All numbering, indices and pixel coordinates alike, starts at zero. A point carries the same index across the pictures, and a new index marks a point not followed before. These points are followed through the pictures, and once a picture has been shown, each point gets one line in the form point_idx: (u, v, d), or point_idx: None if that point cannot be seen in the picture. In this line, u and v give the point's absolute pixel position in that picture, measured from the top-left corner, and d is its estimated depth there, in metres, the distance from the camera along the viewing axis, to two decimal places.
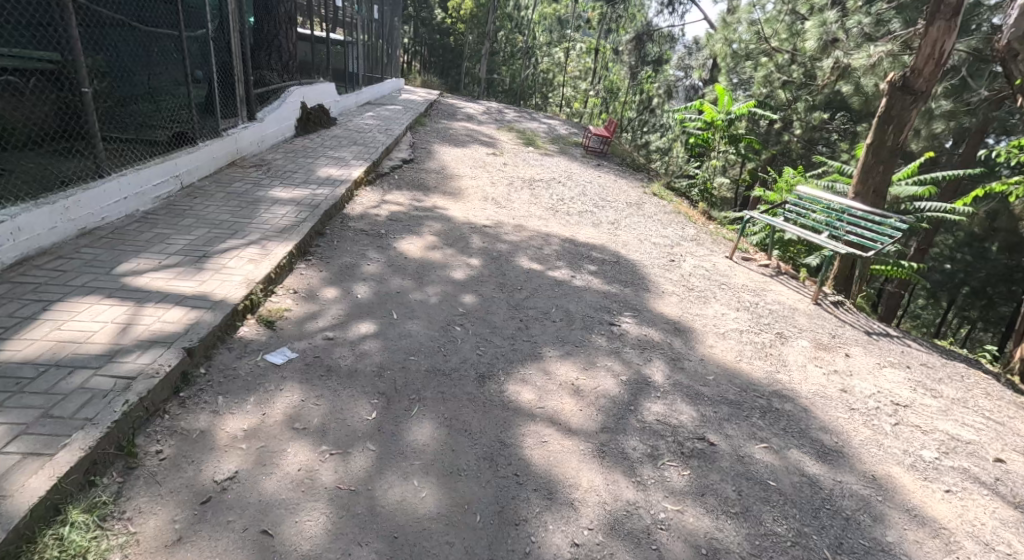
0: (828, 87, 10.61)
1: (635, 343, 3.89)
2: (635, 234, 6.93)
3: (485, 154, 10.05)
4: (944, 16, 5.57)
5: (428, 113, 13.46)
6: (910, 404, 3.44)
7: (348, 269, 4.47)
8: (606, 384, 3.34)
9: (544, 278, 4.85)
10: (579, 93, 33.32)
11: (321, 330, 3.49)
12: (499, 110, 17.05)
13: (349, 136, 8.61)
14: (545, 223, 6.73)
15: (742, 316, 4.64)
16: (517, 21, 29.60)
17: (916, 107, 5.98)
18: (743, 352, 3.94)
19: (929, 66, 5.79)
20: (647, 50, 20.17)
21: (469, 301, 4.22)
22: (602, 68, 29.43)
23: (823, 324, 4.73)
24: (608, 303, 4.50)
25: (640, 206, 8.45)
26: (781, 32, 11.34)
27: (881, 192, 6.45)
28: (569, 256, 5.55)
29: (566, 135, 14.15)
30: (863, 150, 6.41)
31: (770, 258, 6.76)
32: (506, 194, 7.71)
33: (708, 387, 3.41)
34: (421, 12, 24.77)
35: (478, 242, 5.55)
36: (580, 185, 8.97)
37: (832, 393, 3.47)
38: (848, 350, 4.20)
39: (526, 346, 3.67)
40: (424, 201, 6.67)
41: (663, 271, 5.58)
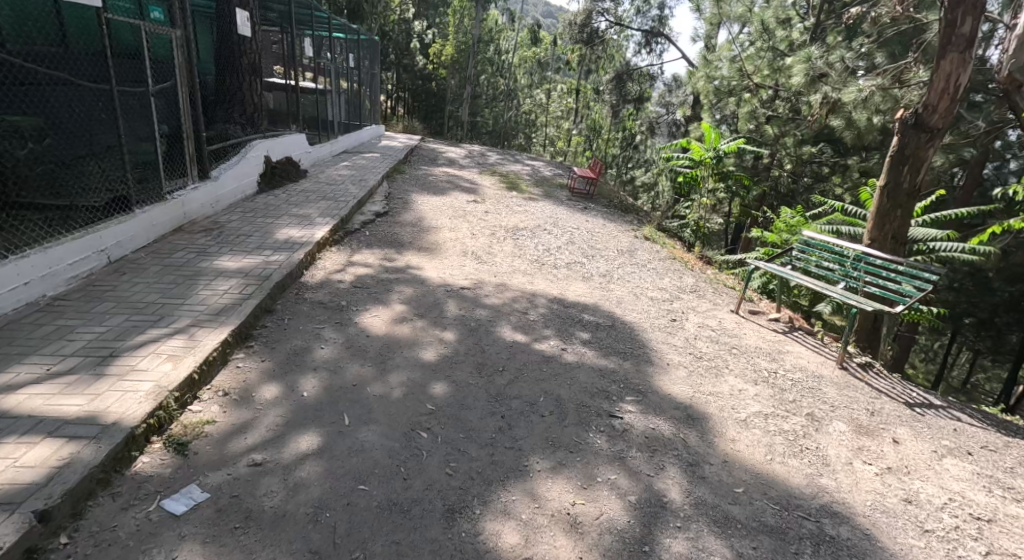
0: (817, 121, 10.29)
1: (642, 443, 3.20)
2: (630, 287, 6.33)
3: (467, 201, 9.50)
4: (958, 49, 5.25)
5: (408, 159, 13.04)
6: (993, 518, 2.99)
7: (297, 354, 3.72)
8: (612, 511, 2.63)
9: (531, 353, 4.15)
10: (562, 132, 33.53)
11: (250, 449, 2.75)
12: (481, 153, 16.72)
13: (319, 190, 8.00)
14: (532, 279, 6.08)
15: (762, 392, 4.07)
16: (497, 66, 30.00)
17: (933, 146, 5.60)
18: (773, 449, 3.34)
19: (945, 101, 5.42)
20: (628, 89, 20.09)
21: (441, 393, 3.45)
22: (584, 107, 29.67)
23: (856, 397, 4.26)
24: (606, 383, 3.83)
25: (633, 253, 7.90)
26: (762, 69, 11.14)
27: (900, 238, 5.97)
28: (558, 322, 4.88)
29: (550, 176, 13.77)
30: (877, 195, 5.99)
31: (780, 310, 6.17)
32: (488, 246, 7.11)
33: (739, 507, 2.76)
34: (402, 60, 24.74)
35: (454, 308, 4.83)
36: (567, 232, 8.43)
37: (894, 505, 2.98)
38: (894, 434, 3.76)
39: (512, 456, 2.94)
40: (397, 260, 6.02)
41: (666, 335, 4.97)
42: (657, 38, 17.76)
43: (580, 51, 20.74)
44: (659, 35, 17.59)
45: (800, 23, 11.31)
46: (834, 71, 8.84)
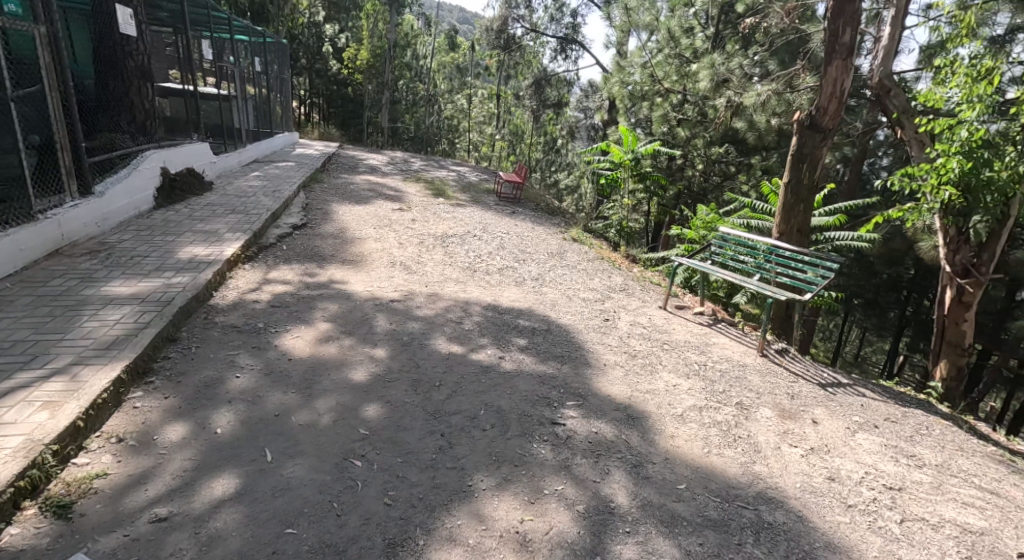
0: (723, 124, 10.91)
1: (586, 448, 3.17)
2: (562, 290, 6.37)
3: (391, 209, 9.19)
4: (841, 56, 5.73)
5: (326, 167, 12.48)
6: (903, 487, 3.22)
7: (209, 386, 3.37)
8: (561, 524, 2.56)
9: (467, 364, 4.02)
10: (485, 136, 33.59)
11: (151, 503, 2.43)
12: (404, 159, 16.35)
13: (227, 203, 7.43)
14: (464, 287, 5.94)
15: (695, 385, 4.20)
16: (415, 70, 29.61)
17: (826, 144, 6.06)
18: (709, 441, 3.43)
19: (833, 104, 5.88)
20: (547, 94, 20.40)
21: (374, 416, 3.24)
22: (505, 112, 29.92)
23: (777, 382, 4.50)
24: (546, 390, 3.77)
25: (563, 255, 7.97)
26: (671, 74, 11.71)
27: (804, 230, 6.42)
28: (493, 329, 4.78)
29: (475, 181, 13.69)
30: (782, 191, 6.40)
31: (703, 304, 6.43)
32: (416, 255, 6.90)
33: (683, 504, 2.79)
34: (315, 64, 23.88)
35: (384, 322, 4.59)
36: (497, 237, 8.36)
37: (820, 484, 3.14)
38: (813, 415, 3.99)
39: (455, 476, 2.80)
40: (318, 275, 5.68)
41: (600, 335, 5.01)
42: (571, 45, 18.21)
43: (498, 57, 20.86)
44: (574, 42, 18.02)
45: (702, 32, 12.00)
46: (735, 77, 9.45)
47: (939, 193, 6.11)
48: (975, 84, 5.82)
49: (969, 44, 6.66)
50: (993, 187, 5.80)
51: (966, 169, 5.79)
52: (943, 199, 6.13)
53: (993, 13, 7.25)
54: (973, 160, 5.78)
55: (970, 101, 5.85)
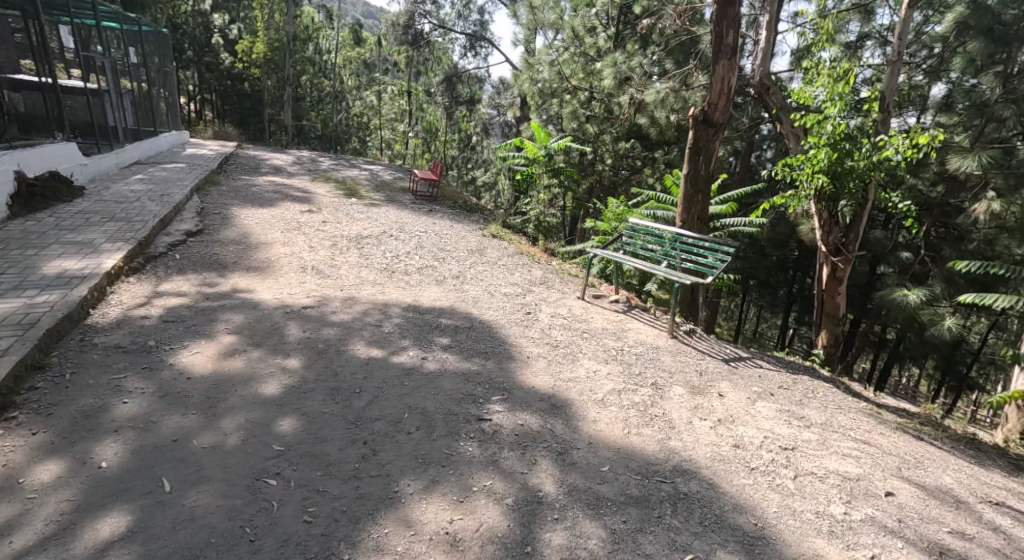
0: (628, 120, 11.41)
1: (513, 441, 3.20)
2: (483, 286, 6.38)
3: (300, 212, 8.73)
4: (726, 56, 6.18)
5: (224, 168, 11.62)
6: (796, 446, 3.56)
7: (89, 416, 3.03)
8: (490, 519, 2.56)
9: (389, 367, 3.91)
10: (397, 134, 32.84)
11: (18, 557, 2.16)
12: (312, 158, 15.60)
13: (105, 210, 6.70)
14: (382, 289, 5.78)
15: (613, 370, 4.37)
16: (319, 65, 28.31)
17: (718, 137, 6.52)
18: (629, 422, 3.59)
19: (722, 100, 6.34)
20: (459, 91, 20.28)
21: (290, 430, 3.07)
22: (417, 110, 29.42)
23: (687, 360, 4.80)
24: (471, 387, 3.77)
25: (482, 252, 7.99)
26: (578, 72, 12.08)
27: (705, 218, 6.90)
28: (415, 330, 4.69)
29: (389, 180, 13.36)
30: (683, 182, 6.81)
31: (618, 292, 6.71)
32: (329, 258, 6.61)
33: (607, 485, 2.90)
34: (204, 57, 22.11)
35: (296, 330, 4.36)
36: (414, 236, 8.21)
37: (727, 452, 3.38)
38: (719, 389, 4.30)
39: (381, 484, 2.72)
40: (219, 284, 5.28)
41: (522, 329, 5.08)
42: (481, 42, 18.22)
43: (406, 53, 20.46)
44: (483, 39, 18.05)
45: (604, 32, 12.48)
46: (636, 75, 9.91)
47: (813, 181, 6.70)
48: (837, 83, 6.61)
49: (828, 48, 7.33)
50: (855, 174, 6.56)
51: (833, 159, 6.48)
52: (816, 186, 6.70)
53: (844, 22, 8.44)
54: (839, 151, 6.51)
55: (834, 99, 6.54)
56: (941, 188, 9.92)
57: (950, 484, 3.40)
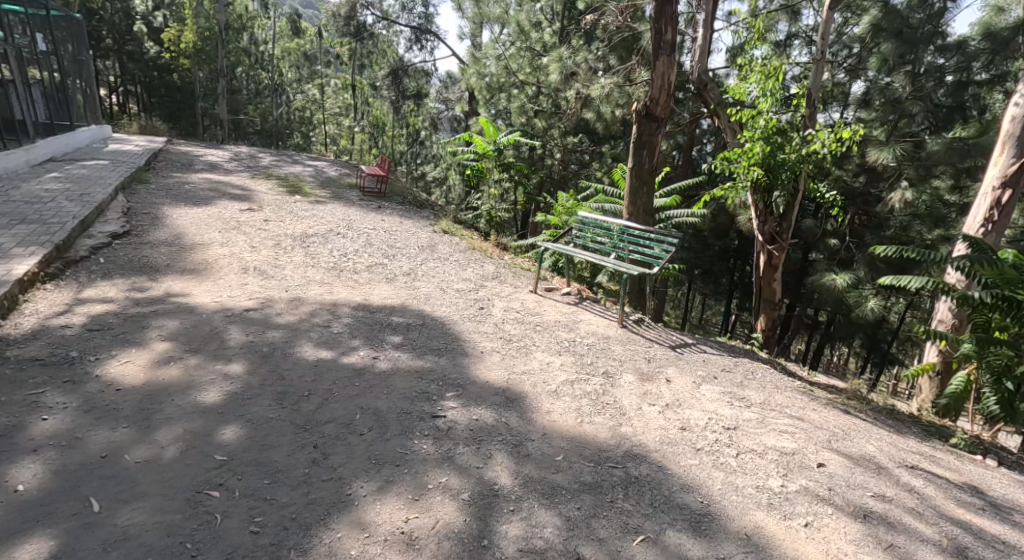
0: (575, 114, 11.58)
1: (467, 436, 3.21)
2: (435, 282, 6.34)
3: (239, 210, 8.37)
4: (666, 53, 6.37)
5: (153, 165, 10.96)
6: (738, 425, 3.75)
7: (5, 436, 2.82)
8: (446, 516, 2.57)
9: (339, 369, 3.83)
10: (342, 129, 31.93)
11: None
12: (251, 154, 14.96)
13: (17, 212, 6.19)
14: (330, 289, 5.64)
15: (566, 361, 4.46)
16: (255, 57, 27.08)
17: (661, 132, 6.73)
18: (581, 411, 3.67)
19: (663, 95, 6.55)
20: (405, 85, 19.91)
21: (233, 439, 2.96)
22: (362, 104, 28.69)
23: (636, 348, 4.96)
24: (424, 385, 3.75)
25: (433, 248, 7.91)
26: (525, 66, 12.13)
27: (650, 211, 7.11)
28: (365, 330, 4.60)
29: (335, 176, 13.00)
30: (628, 175, 7.00)
31: (569, 284, 6.83)
32: (273, 258, 6.38)
33: (561, 474, 2.96)
34: (126, 47, 20.70)
35: (238, 334, 4.20)
36: (363, 233, 8.04)
37: (675, 435, 3.52)
38: (667, 374, 4.47)
39: (333, 488, 2.67)
40: (151, 289, 5.00)
41: (475, 324, 5.09)
42: (426, 35, 17.95)
43: (349, 45, 19.90)
44: (428, 32, 17.79)
45: (549, 27, 12.58)
46: (581, 70, 10.05)
47: (749, 173, 7.17)
48: (768, 80, 6.95)
49: (760, 47, 7.72)
50: (787, 166, 6.98)
51: (767, 152, 6.89)
52: (752, 178, 7.16)
53: (774, 22, 8.89)
54: (771, 145, 6.88)
55: (765, 95, 6.94)
56: (863, 179, 10.63)
57: (874, 453, 3.67)
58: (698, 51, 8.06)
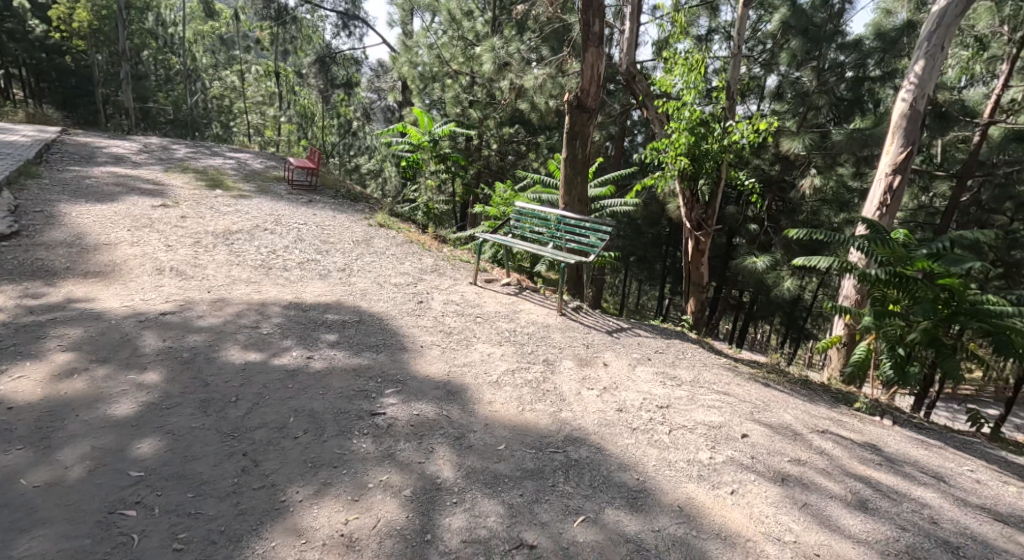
0: (509, 105, 11.58)
1: (408, 432, 3.18)
2: (371, 277, 6.19)
3: (152, 206, 7.78)
4: (594, 45, 6.49)
5: (48, 158, 9.95)
6: (670, 403, 3.94)
7: None
8: (388, 514, 2.54)
9: (269, 371, 3.67)
10: (266, 119, 30.30)
11: None
12: (163, 146, 13.91)
13: None
14: (258, 288, 5.37)
15: (507, 351, 4.50)
16: (164, 39, 25.10)
17: (592, 123, 6.88)
18: (522, 399, 3.72)
19: (593, 87, 6.68)
20: (334, 73, 19.16)
21: (150, 453, 2.78)
22: (289, 92, 27.34)
23: (575, 335, 5.07)
24: (362, 383, 3.66)
25: (369, 242, 7.71)
26: (458, 56, 11.98)
27: (585, 200, 7.26)
28: (298, 329, 4.43)
29: (260, 168, 12.35)
30: (563, 165, 7.10)
31: (509, 275, 6.87)
32: (192, 257, 5.99)
33: (503, 463, 2.99)
34: (7, 25, 18.54)
35: (154, 340, 3.92)
36: (292, 228, 7.70)
37: (612, 416, 3.65)
38: (604, 359, 4.61)
39: (265, 496, 2.57)
40: (49, 295, 4.56)
41: (415, 318, 5.01)
42: (354, 21, 17.31)
43: (271, 29, 18.85)
44: (356, 18, 17.17)
45: (481, 17, 12.48)
46: (514, 61, 10.04)
47: (676, 162, 7.43)
48: (691, 73, 7.22)
49: (683, 41, 8.02)
50: (710, 156, 7.34)
51: (692, 142, 7.22)
52: (680, 167, 7.50)
53: (695, 17, 9.29)
54: (696, 135, 7.22)
55: (689, 87, 7.22)
56: (778, 167, 11.35)
57: (791, 421, 3.97)
58: (625, 43, 8.28)
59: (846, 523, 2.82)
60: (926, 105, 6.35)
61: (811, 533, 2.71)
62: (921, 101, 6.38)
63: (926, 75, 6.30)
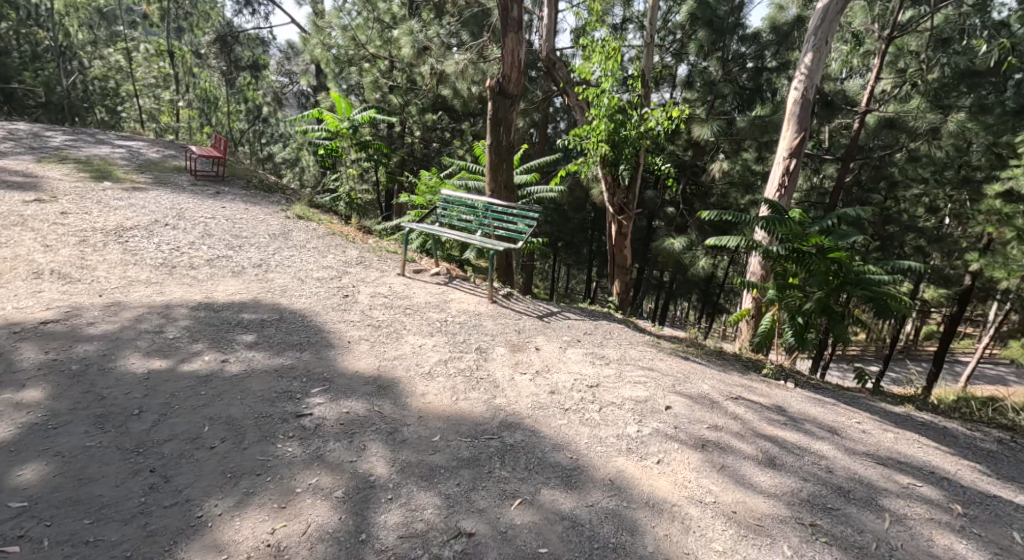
0: (431, 91, 11.32)
1: (337, 430, 3.06)
2: (291, 272, 5.87)
3: (26, 202, 6.91)
4: (513, 30, 6.46)
5: None
6: (600, 381, 4.06)
7: None
8: (319, 518, 2.43)
9: (176, 379, 3.38)
10: (162, 103, 27.77)
11: None
12: (36, 134, 12.37)
13: None
14: (161, 289, 4.93)
15: (438, 341, 4.44)
16: (30, 12, 22.20)
17: (515, 109, 6.87)
18: (456, 389, 3.69)
19: (514, 73, 6.67)
20: (238, 54, 17.84)
21: (37, 479, 2.49)
22: (187, 75, 25.19)
23: (506, 321, 5.10)
24: (285, 384, 3.47)
25: (287, 235, 7.31)
26: (374, 39, 11.53)
27: (510, 186, 7.27)
28: (210, 331, 4.13)
29: (157, 158, 11.32)
30: (487, 153, 7.07)
31: (438, 264, 6.77)
32: (78, 258, 5.38)
33: (438, 454, 2.95)
34: None
35: (35, 353, 3.50)
36: (198, 222, 7.14)
37: (545, 399, 3.71)
38: (536, 343, 4.67)
39: (178, 514, 2.37)
40: None
41: (340, 313, 4.82)
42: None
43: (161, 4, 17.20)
44: None
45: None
46: (434, 45, 9.67)
47: (598, 149, 7.66)
48: (608, 61, 7.40)
49: (599, 29, 8.17)
50: (629, 143, 7.56)
51: (611, 129, 7.39)
52: (601, 154, 7.68)
53: (610, 5, 9.50)
54: (615, 122, 7.40)
55: (607, 75, 7.38)
56: (691, 152, 11.94)
57: (710, 390, 4.22)
58: (544, 30, 8.33)
59: (758, 480, 3.03)
60: (815, 95, 6.86)
61: (728, 492, 2.90)
62: (811, 91, 6.87)
63: (814, 67, 6.80)
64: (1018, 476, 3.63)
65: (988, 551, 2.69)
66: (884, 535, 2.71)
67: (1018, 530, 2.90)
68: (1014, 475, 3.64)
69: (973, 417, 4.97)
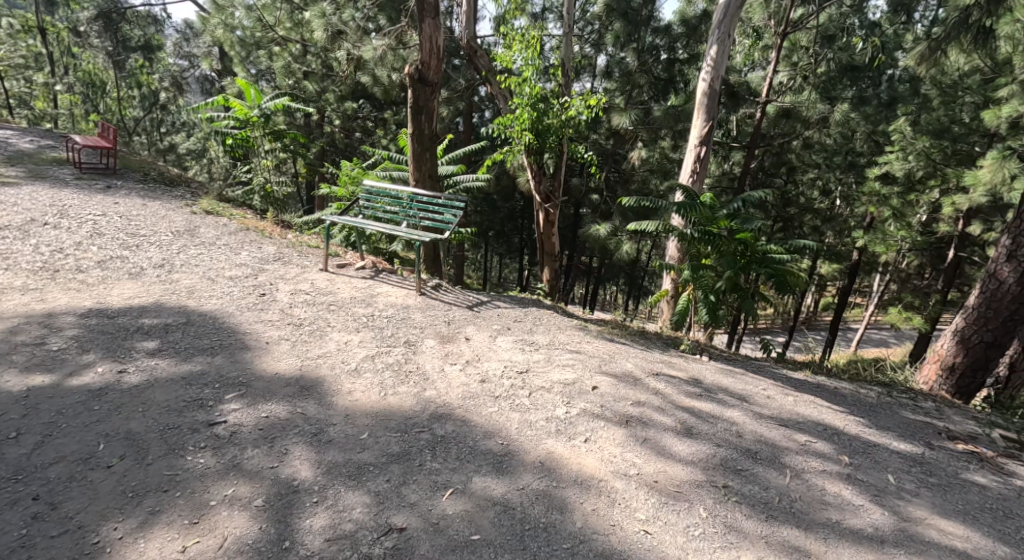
0: (348, 78, 10.86)
1: (256, 436, 2.90)
2: (199, 271, 5.47)
3: None
4: (430, 16, 6.30)
5: None
6: (529, 367, 4.12)
7: None
8: (236, 530, 2.30)
9: (61, 395, 3.06)
10: (35, 86, 24.66)
11: None
12: None
13: None
14: (43, 297, 4.41)
15: (364, 337, 4.31)
16: None
17: (436, 97, 6.74)
18: (384, 384, 3.62)
19: (434, 60, 6.53)
20: (127, 34, 16.23)
21: None
22: (63, 54, 22.49)
23: (435, 313, 5.05)
24: (194, 391, 3.24)
25: (194, 232, 6.79)
26: (283, 21, 10.20)
27: (436, 176, 7.18)
28: (105, 339, 3.77)
29: (33, 150, 10.08)
30: (409, 142, 6.91)
31: (364, 258, 6.55)
32: None
33: (367, 451, 2.88)
34: None
35: None
36: (87, 221, 6.45)
37: (476, 388, 3.71)
38: (466, 333, 4.66)
39: (68, 542, 2.17)
40: None
41: (258, 313, 4.57)
42: None
43: None
44: None
45: None
46: (349, 29, 9.09)
47: (522, 137, 7.71)
48: (528, 50, 7.43)
49: (519, 17, 8.17)
50: (552, 130, 7.67)
51: (534, 118, 7.47)
52: (525, 142, 7.75)
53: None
54: (537, 110, 7.47)
55: (528, 64, 7.42)
56: (612, 141, 12.32)
57: (632, 368, 4.42)
58: (463, 18, 8.23)
59: (676, 449, 3.22)
60: (721, 86, 7.26)
61: (650, 463, 3.05)
62: (717, 82, 7.27)
63: (719, 59, 7.18)
64: (893, 425, 4.08)
65: (869, 494, 3.02)
66: (785, 489, 2.96)
67: (893, 473, 3.28)
68: (890, 425, 4.09)
69: (859, 377, 5.54)
